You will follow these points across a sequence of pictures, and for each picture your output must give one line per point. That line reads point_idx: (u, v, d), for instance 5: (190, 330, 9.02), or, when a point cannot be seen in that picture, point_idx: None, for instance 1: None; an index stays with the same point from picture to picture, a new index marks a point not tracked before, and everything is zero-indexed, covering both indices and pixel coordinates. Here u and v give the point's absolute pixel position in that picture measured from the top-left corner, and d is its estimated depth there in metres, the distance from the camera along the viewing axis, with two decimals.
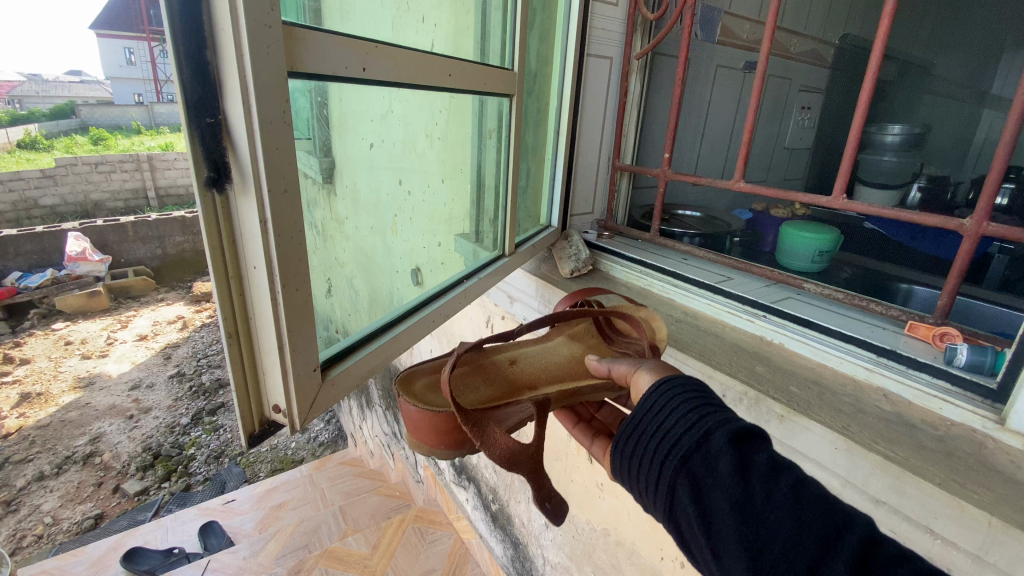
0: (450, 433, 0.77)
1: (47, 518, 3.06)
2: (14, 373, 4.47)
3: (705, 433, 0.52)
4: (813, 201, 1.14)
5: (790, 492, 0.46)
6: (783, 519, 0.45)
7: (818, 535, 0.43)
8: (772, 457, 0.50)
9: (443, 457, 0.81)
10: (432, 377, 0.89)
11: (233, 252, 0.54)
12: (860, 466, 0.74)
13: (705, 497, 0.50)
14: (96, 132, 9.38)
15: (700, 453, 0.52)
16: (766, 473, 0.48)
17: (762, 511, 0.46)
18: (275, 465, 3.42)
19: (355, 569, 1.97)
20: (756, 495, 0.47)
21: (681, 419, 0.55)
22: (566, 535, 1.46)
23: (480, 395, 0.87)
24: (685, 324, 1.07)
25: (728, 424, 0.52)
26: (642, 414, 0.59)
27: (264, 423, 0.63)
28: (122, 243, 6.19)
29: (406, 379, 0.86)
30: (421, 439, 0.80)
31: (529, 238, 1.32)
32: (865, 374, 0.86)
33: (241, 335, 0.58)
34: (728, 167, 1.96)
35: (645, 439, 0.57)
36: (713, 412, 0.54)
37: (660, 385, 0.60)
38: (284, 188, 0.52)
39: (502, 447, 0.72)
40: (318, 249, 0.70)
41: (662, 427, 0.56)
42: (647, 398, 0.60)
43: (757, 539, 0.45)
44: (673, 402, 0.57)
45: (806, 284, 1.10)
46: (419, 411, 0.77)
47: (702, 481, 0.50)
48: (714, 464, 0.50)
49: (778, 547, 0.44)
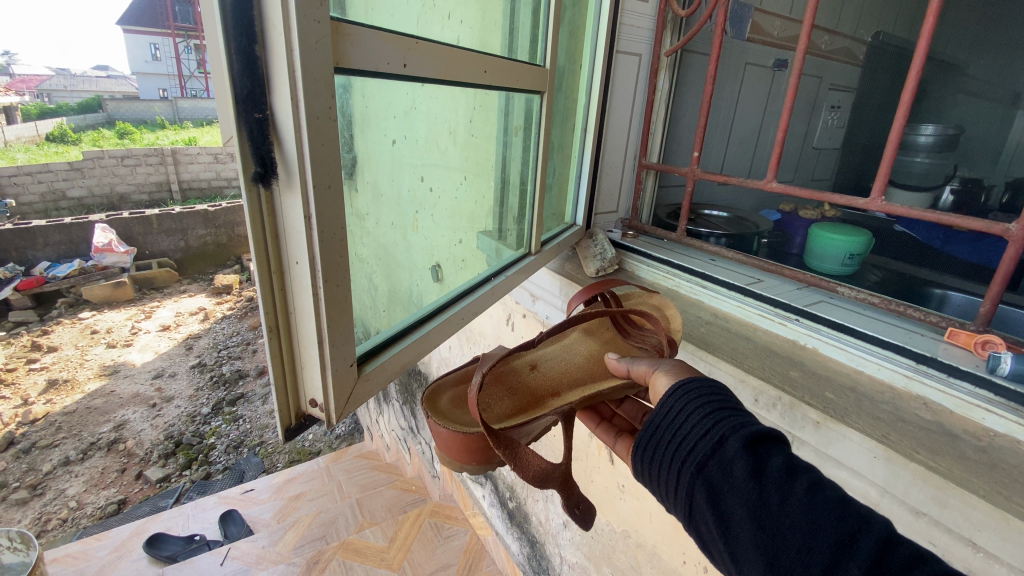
0: (481, 451, 0.81)
1: (72, 502, 3.14)
2: (42, 361, 4.61)
3: (720, 439, 0.55)
4: (848, 202, 1.10)
5: (804, 497, 0.49)
6: (798, 524, 0.48)
7: (833, 538, 0.46)
8: (788, 461, 0.52)
9: (471, 472, 0.85)
10: (456, 392, 0.93)
11: (276, 245, 0.55)
12: (901, 476, 0.75)
13: (721, 502, 0.52)
14: (122, 127, 9.71)
15: (715, 460, 0.54)
16: (781, 477, 0.51)
17: (777, 515, 0.49)
18: (293, 456, 3.49)
19: (372, 562, 2.00)
20: (771, 500, 0.50)
21: (697, 425, 0.57)
22: (585, 536, 1.45)
23: (506, 407, 0.89)
24: (715, 327, 1.05)
25: (743, 430, 0.55)
26: (660, 418, 0.61)
27: (300, 416, 0.64)
28: (147, 235, 6.33)
29: (430, 400, 0.89)
30: (452, 457, 0.84)
31: (554, 237, 1.31)
32: (904, 383, 0.83)
33: (281, 332, 0.59)
34: (756, 166, 1.93)
35: (662, 445, 0.59)
36: (728, 417, 0.56)
37: (676, 391, 0.61)
38: (328, 183, 0.52)
39: (535, 467, 0.73)
40: (354, 231, 0.73)
41: (678, 434, 0.58)
42: (663, 403, 0.62)
43: (772, 543, 0.48)
44: (690, 407, 0.59)
45: (840, 288, 1.08)
46: (450, 433, 0.80)
47: (718, 486, 0.53)
48: (730, 469, 0.53)
49: (793, 549, 0.47)
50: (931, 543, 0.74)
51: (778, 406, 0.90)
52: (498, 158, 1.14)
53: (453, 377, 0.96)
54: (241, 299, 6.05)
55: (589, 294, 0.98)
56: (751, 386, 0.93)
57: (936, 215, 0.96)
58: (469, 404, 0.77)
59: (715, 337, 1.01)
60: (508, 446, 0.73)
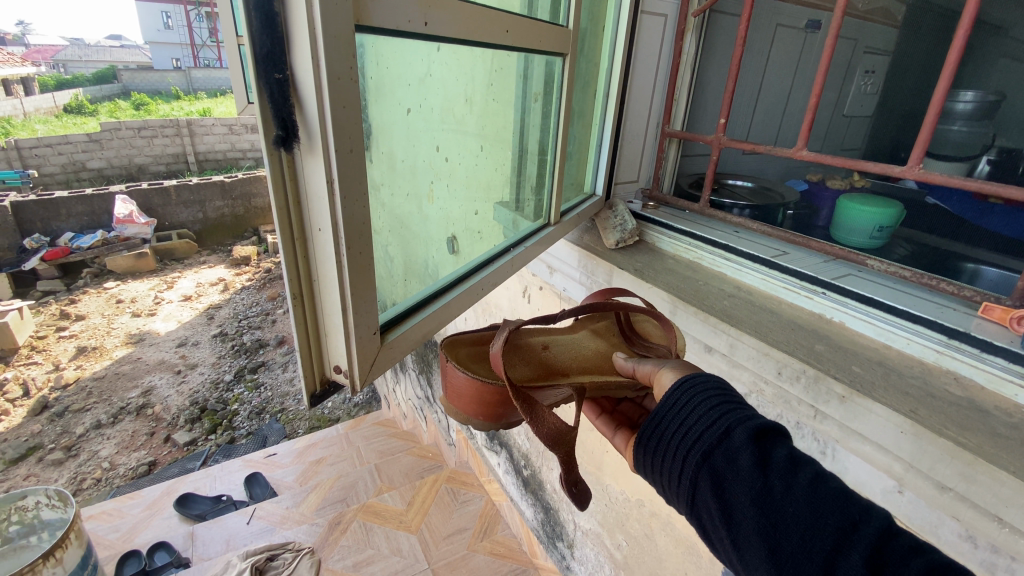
0: (492, 406, 0.83)
1: (105, 463, 3.29)
2: (70, 329, 4.75)
3: (726, 429, 0.54)
4: (882, 170, 1.05)
5: (807, 487, 0.49)
6: (800, 512, 0.48)
7: (835, 526, 0.46)
8: (790, 453, 0.52)
9: (477, 427, 0.87)
10: (475, 349, 0.92)
11: (299, 213, 0.54)
12: (927, 452, 0.69)
13: (724, 491, 0.52)
14: (138, 98, 9.76)
15: (721, 449, 0.53)
16: (785, 467, 0.51)
17: (780, 504, 0.49)
18: (313, 422, 3.60)
19: (391, 524, 2.08)
20: (775, 489, 0.49)
21: (704, 415, 0.56)
22: (598, 504, 1.48)
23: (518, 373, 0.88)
24: (738, 299, 1.03)
25: (748, 422, 0.54)
26: (665, 410, 0.59)
27: (324, 383, 0.65)
28: (166, 206, 6.41)
29: (451, 350, 0.89)
30: (462, 407, 0.86)
31: (573, 207, 1.29)
32: (934, 358, 0.82)
33: (305, 299, 0.59)
34: (783, 134, 1.86)
35: (666, 438, 0.58)
36: (733, 410, 0.56)
37: (682, 384, 0.60)
38: (350, 148, 0.51)
39: (550, 425, 0.72)
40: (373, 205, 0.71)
41: (684, 424, 0.57)
42: (669, 396, 0.60)
43: (776, 531, 0.48)
44: (697, 400, 0.58)
45: (869, 261, 1.04)
46: (467, 379, 0.82)
47: (723, 475, 0.53)
48: (736, 459, 0.52)
49: (796, 536, 0.47)
50: (955, 518, 0.68)
51: (801, 379, 0.83)
52: (516, 125, 1.11)
53: (473, 335, 0.95)
54: (259, 270, 6.13)
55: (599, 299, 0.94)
56: (773, 358, 0.87)
57: (976, 185, 0.91)
58: (493, 361, 0.77)
59: (738, 309, 0.98)
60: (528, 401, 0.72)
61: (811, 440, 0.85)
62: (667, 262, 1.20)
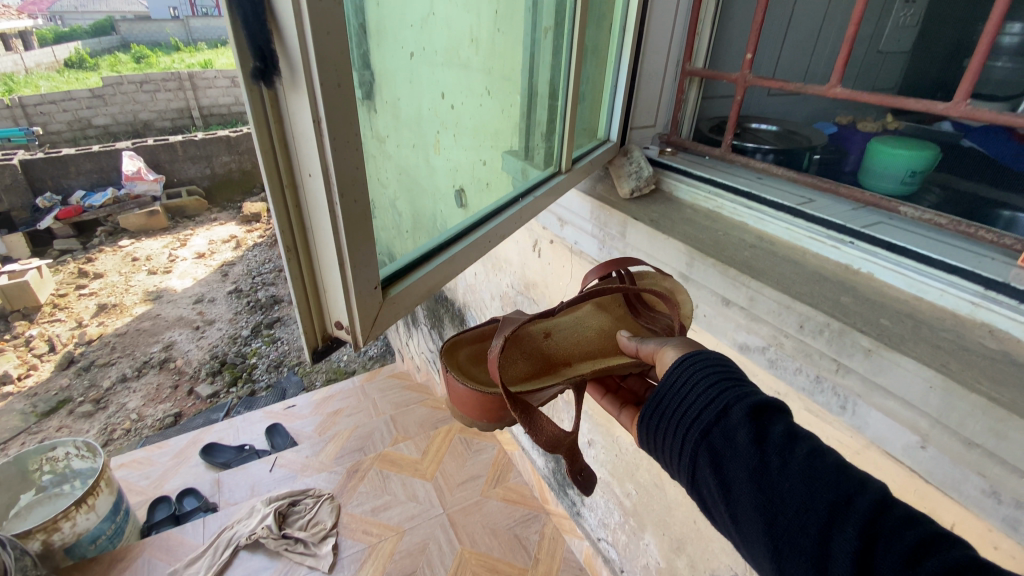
0: (494, 411, 0.83)
1: (133, 414, 3.43)
2: (89, 286, 4.84)
3: (725, 407, 0.52)
4: (925, 108, 0.97)
5: (803, 461, 0.47)
6: (795, 488, 0.46)
7: (829, 500, 0.44)
8: (788, 428, 0.50)
9: (483, 428, 0.88)
10: (474, 349, 0.92)
11: (286, 157, 0.50)
12: (957, 408, 0.65)
13: (723, 469, 0.50)
14: (138, 50, 9.51)
15: (719, 427, 0.52)
16: (782, 442, 0.49)
17: (776, 479, 0.47)
18: (330, 375, 3.69)
19: (407, 472, 2.15)
20: (772, 465, 0.48)
21: (702, 394, 0.54)
22: (609, 454, 1.50)
23: (519, 370, 0.87)
24: (760, 249, 0.98)
25: (747, 398, 0.52)
26: (665, 389, 0.57)
27: (327, 338, 0.63)
28: (173, 163, 6.35)
29: (451, 357, 0.89)
30: (465, 413, 0.86)
31: (586, 153, 1.22)
32: (968, 310, 0.77)
33: (299, 252, 0.56)
34: (813, 73, 1.73)
35: (666, 417, 0.56)
36: (732, 386, 0.54)
37: (683, 360, 0.58)
38: (337, 81, 0.46)
39: (548, 433, 0.73)
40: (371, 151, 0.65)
41: (683, 403, 0.55)
42: (669, 374, 0.58)
43: (771, 506, 0.47)
44: (696, 376, 0.55)
45: (901, 208, 0.98)
46: (467, 390, 0.82)
47: (721, 452, 0.51)
48: (734, 437, 0.51)
49: (790, 511, 0.46)
50: (981, 475, 0.66)
51: (825, 333, 0.79)
52: (525, 63, 1.02)
53: (473, 333, 0.95)
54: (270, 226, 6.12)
55: (604, 271, 0.86)
56: (796, 312, 0.82)
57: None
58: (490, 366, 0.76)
59: (760, 261, 0.93)
60: (525, 411, 0.72)
61: (831, 396, 0.81)
62: (686, 212, 1.14)
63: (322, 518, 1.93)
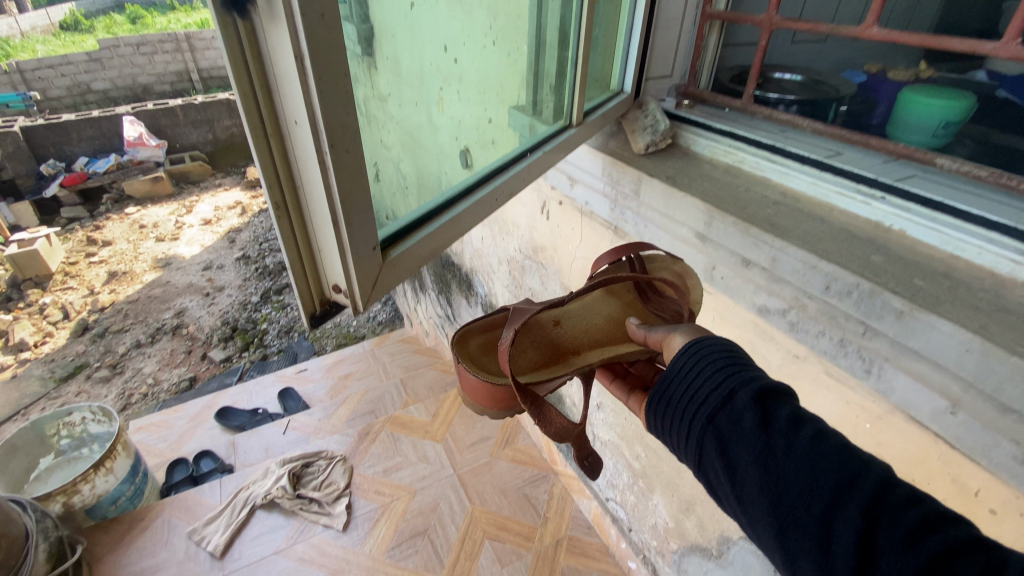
0: (507, 400, 0.83)
1: (149, 379, 3.49)
2: (99, 254, 4.85)
3: (731, 391, 0.53)
4: (971, 48, 0.88)
5: (808, 444, 0.48)
6: (800, 470, 0.47)
7: (832, 482, 0.45)
8: (794, 411, 0.51)
9: (494, 416, 0.88)
10: (485, 339, 0.91)
11: (270, 102, 0.46)
12: (995, 371, 0.62)
13: (729, 451, 0.51)
14: (132, 10, 9.22)
15: (725, 411, 0.53)
16: (787, 426, 0.49)
17: (781, 461, 0.48)
18: (340, 340, 3.71)
19: (417, 434, 2.18)
20: (777, 448, 0.49)
21: (708, 379, 0.55)
22: (619, 417, 1.49)
23: (529, 359, 0.86)
24: (784, 206, 0.93)
25: (753, 382, 0.53)
26: (672, 375, 0.59)
27: (325, 303, 0.60)
28: (175, 127, 6.25)
29: (461, 346, 0.88)
30: (477, 402, 0.86)
31: (598, 107, 1.14)
32: (1009, 269, 0.73)
33: (291, 209, 0.52)
34: (842, 16, 1.60)
35: (674, 402, 0.58)
36: (738, 370, 0.55)
37: (689, 347, 0.60)
38: (321, 10, 0.41)
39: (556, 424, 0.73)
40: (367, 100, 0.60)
41: (690, 387, 0.56)
42: (675, 361, 0.60)
43: (776, 487, 0.47)
44: (703, 362, 0.57)
45: (938, 160, 0.91)
46: (478, 381, 0.81)
47: (727, 436, 0.52)
48: (739, 421, 0.51)
49: (794, 492, 0.47)
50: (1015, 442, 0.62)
51: (853, 294, 0.75)
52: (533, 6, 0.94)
53: (483, 323, 0.93)
54: None
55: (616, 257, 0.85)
56: (822, 272, 0.78)
57: None
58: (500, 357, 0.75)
59: (783, 218, 0.88)
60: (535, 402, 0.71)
61: (856, 360, 0.77)
62: (705, 168, 1.08)
63: (336, 479, 1.97)
